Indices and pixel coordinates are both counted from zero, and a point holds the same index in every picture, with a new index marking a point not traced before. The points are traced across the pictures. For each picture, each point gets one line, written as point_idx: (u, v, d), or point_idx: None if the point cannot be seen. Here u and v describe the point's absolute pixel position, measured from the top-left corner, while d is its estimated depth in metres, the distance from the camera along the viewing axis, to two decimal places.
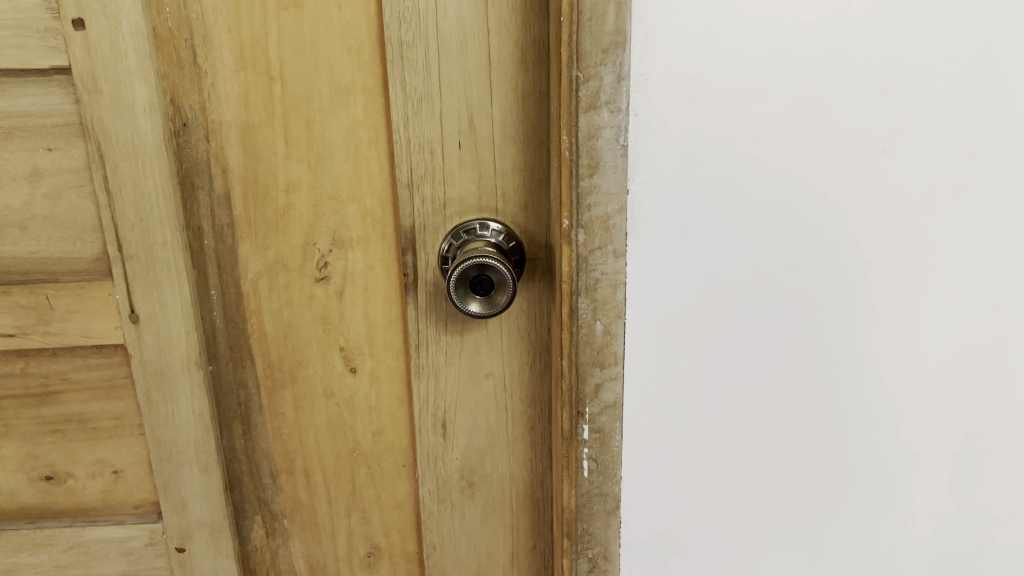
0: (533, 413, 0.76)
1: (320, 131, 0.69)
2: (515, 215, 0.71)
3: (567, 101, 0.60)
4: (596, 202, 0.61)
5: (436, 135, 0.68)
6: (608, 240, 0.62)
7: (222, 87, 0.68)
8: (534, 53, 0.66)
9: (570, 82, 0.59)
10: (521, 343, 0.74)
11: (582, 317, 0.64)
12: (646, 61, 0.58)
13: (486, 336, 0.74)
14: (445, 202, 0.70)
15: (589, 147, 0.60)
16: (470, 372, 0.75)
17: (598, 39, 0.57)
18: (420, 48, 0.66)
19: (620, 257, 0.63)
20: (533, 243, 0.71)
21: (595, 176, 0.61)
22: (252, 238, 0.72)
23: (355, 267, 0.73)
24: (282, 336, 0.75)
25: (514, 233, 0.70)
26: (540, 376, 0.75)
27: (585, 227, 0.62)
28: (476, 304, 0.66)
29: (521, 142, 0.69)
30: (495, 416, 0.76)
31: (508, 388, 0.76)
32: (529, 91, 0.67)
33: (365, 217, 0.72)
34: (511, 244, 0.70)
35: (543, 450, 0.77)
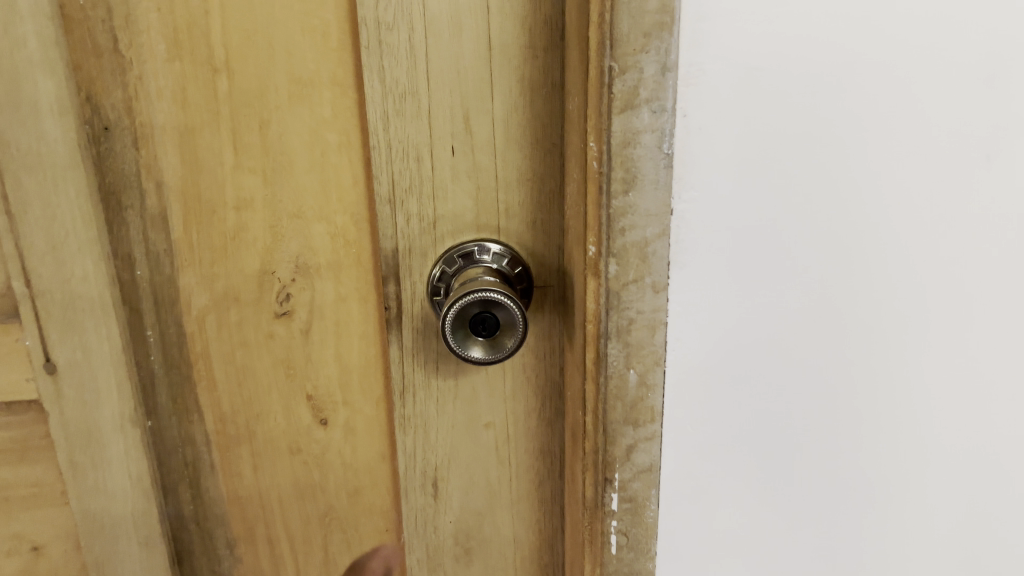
0: (541, 466, 0.64)
1: (277, 134, 0.56)
2: (522, 235, 0.58)
3: (594, 98, 0.47)
4: (631, 225, 0.49)
5: (424, 139, 0.55)
6: (645, 272, 0.50)
7: (151, 81, 0.54)
8: (545, 36, 0.53)
9: (599, 74, 0.46)
10: (528, 386, 0.62)
11: (613, 366, 0.52)
12: (699, 47, 0.45)
13: (485, 379, 0.61)
14: (435, 220, 0.57)
15: (624, 156, 0.47)
16: (465, 422, 0.63)
17: (639, 18, 0.44)
18: (402, 30, 0.52)
19: (659, 293, 0.50)
20: (542, 268, 0.59)
21: (630, 194, 0.48)
22: (196, 267, 0.59)
23: (323, 299, 0.60)
24: (236, 384, 0.62)
25: (519, 256, 0.58)
26: (551, 423, 0.63)
27: (617, 256, 0.49)
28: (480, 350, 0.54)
29: (529, 147, 0.56)
30: (496, 471, 0.64)
31: (512, 439, 0.63)
32: (539, 83, 0.54)
33: (335, 239, 0.59)
34: (517, 269, 0.57)
35: (552, 510, 0.66)
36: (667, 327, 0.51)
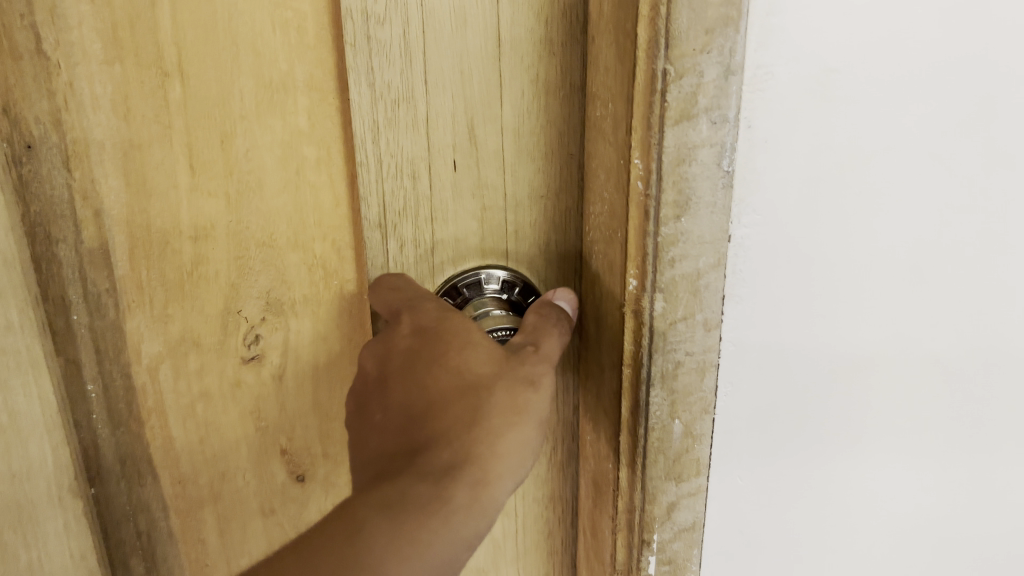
0: (551, 515, 0.57)
1: (242, 149, 0.46)
2: (533, 259, 0.50)
3: (642, 106, 0.37)
4: (683, 254, 0.40)
5: (421, 152, 0.47)
6: (696, 308, 0.42)
7: (86, 88, 0.44)
8: (564, 30, 0.45)
9: (649, 80, 0.37)
10: None
11: (656, 417, 0.44)
12: (768, 47, 0.37)
13: None
14: (434, 245, 0.49)
15: (677, 176, 0.38)
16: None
17: (701, 10, 0.36)
18: (396, 25, 0.44)
19: (710, 330, 0.42)
20: (557, 296, 0.51)
21: (683, 219, 0.39)
22: (145, 308, 0.49)
23: (299, 339, 0.51)
24: (197, 439, 0.53)
25: (531, 284, 0.50)
26: (563, 467, 0.56)
27: (664, 290, 0.41)
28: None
29: (543, 158, 0.48)
30: (501, 526, 0.56)
31: (519, 489, 0.55)
32: (556, 85, 0.47)
33: (313, 269, 0.50)
34: (530, 299, 0.50)
35: (563, 560, 0.59)
36: (717, 368, 0.44)
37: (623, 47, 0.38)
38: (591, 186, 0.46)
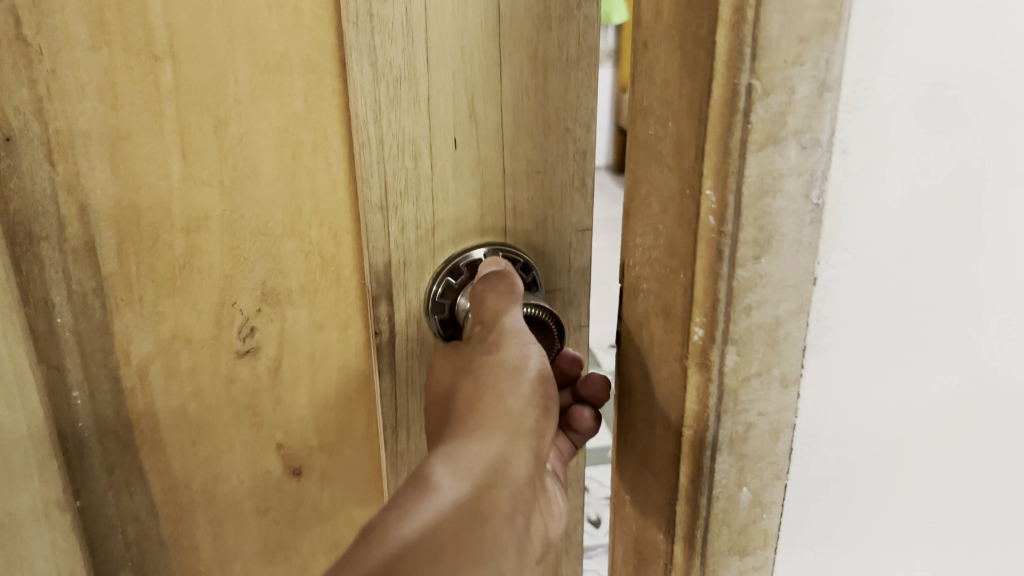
0: None
1: (237, 135, 0.45)
2: (530, 234, 0.50)
3: (718, 127, 0.31)
4: (760, 301, 0.35)
5: (421, 131, 0.46)
6: (772, 361, 0.36)
7: (69, 75, 0.42)
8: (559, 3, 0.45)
9: (730, 96, 0.31)
10: None
11: (721, 488, 0.38)
12: (875, 58, 0.32)
13: None
14: (433, 225, 0.48)
15: (758, 210, 0.33)
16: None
17: (795, 15, 0.30)
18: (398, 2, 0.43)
19: (787, 387, 0.37)
20: (554, 272, 0.52)
21: (762, 260, 0.34)
22: (135, 307, 0.47)
23: (295, 330, 0.50)
24: (188, 442, 0.51)
25: (530, 262, 0.50)
26: None
27: (736, 342, 0.35)
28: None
29: (540, 133, 0.48)
30: None
31: None
32: (552, 59, 0.47)
33: (309, 257, 0.48)
34: (529, 277, 0.50)
35: None
36: (793, 430, 0.39)
37: (686, 60, 0.32)
38: (625, 239, 0.39)
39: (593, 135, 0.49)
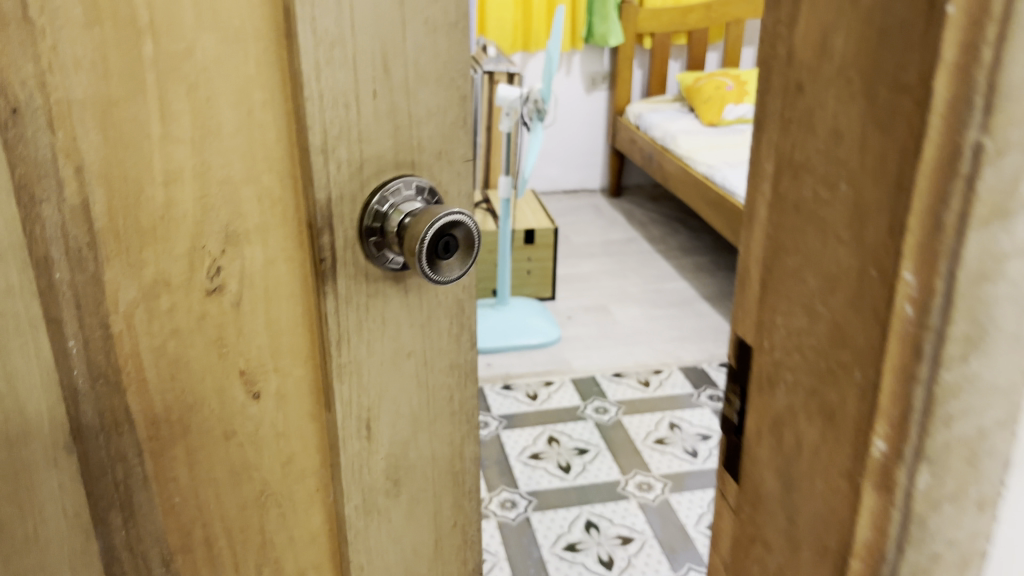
0: (451, 381, 0.70)
1: (206, 96, 0.53)
2: (432, 166, 0.63)
3: (925, 195, 0.27)
4: (966, 409, 0.29)
5: (350, 84, 0.57)
6: (973, 481, 0.30)
7: (68, 50, 0.48)
8: None
9: (949, 154, 0.26)
10: (442, 307, 0.67)
11: None
12: None
13: (406, 310, 0.65)
14: (362, 161, 0.59)
15: (977, 300, 0.27)
16: (391, 355, 0.66)
17: None
18: None
19: (984, 510, 0.31)
20: (449, 195, 0.65)
21: (976, 360, 0.28)
22: (122, 257, 0.53)
23: (253, 266, 0.59)
24: (168, 377, 0.58)
25: (433, 187, 0.63)
26: (459, 339, 0.69)
27: (933, 458, 0.30)
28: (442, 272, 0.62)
29: (434, 81, 0.61)
30: (416, 398, 0.69)
31: (430, 362, 0.68)
32: (441, 23, 0.59)
33: (263, 199, 0.57)
34: (434, 199, 0.63)
35: (461, 417, 0.72)
36: (983, 562, 0.32)
37: (871, 109, 0.29)
38: (768, 300, 0.37)
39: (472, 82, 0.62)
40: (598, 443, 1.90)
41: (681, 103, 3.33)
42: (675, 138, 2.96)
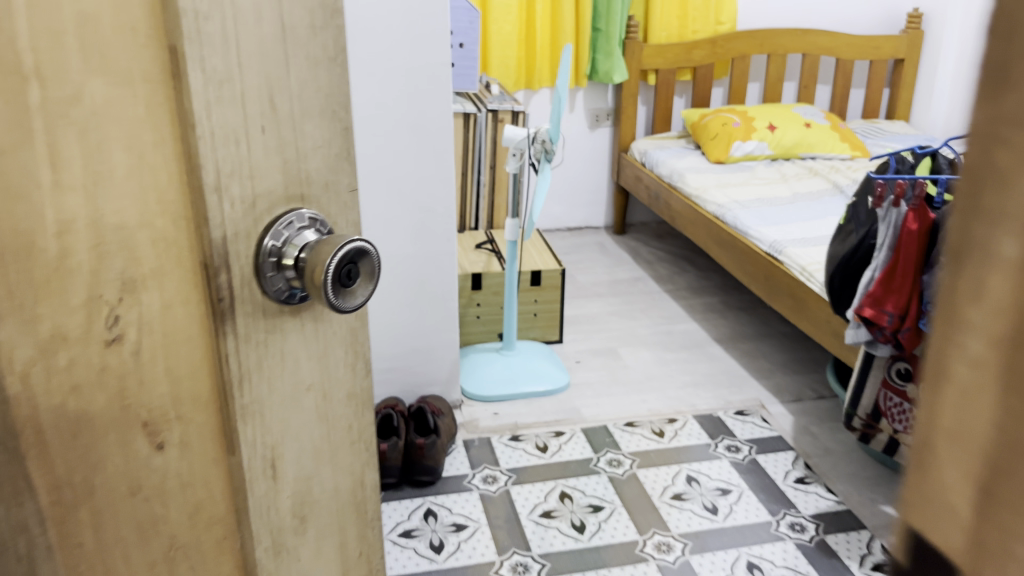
0: (349, 409, 0.72)
1: (98, 143, 0.53)
2: (320, 198, 0.64)
3: None
4: None
5: (240, 123, 0.57)
6: None
7: None
8: (320, 13, 0.59)
9: None
10: (337, 336, 0.68)
11: None
12: None
13: (305, 344, 0.66)
14: (255, 198, 0.59)
15: None
16: (291, 391, 0.66)
17: None
18: (217, 19, 0.53)
19: None
20: (338, 225, 0.66)
21: None
22: (15, 314, 0.53)
23: (151, 313, 0.59)
24: (71, 435, 0.58)
25: (323, 220, 0.63)
26: (353, 366, 0.71)
27: None
28: (355, 301, 0.63)
29: (318, 114, 0.62)
30: (317, 431, 0.70)
31: (326, 393, 0.69)
32: (321, 58, 0.60)
33: (159, 244, 0.58)
34: (326, 229, 0.63)
35: (360, 445, 0.75)
36: None
37: None
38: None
39: (353, 114, 0.64)
40: (614, 501, 2.50)
41: (686, 164, 4.44)
42: (754, 228, 3.30)
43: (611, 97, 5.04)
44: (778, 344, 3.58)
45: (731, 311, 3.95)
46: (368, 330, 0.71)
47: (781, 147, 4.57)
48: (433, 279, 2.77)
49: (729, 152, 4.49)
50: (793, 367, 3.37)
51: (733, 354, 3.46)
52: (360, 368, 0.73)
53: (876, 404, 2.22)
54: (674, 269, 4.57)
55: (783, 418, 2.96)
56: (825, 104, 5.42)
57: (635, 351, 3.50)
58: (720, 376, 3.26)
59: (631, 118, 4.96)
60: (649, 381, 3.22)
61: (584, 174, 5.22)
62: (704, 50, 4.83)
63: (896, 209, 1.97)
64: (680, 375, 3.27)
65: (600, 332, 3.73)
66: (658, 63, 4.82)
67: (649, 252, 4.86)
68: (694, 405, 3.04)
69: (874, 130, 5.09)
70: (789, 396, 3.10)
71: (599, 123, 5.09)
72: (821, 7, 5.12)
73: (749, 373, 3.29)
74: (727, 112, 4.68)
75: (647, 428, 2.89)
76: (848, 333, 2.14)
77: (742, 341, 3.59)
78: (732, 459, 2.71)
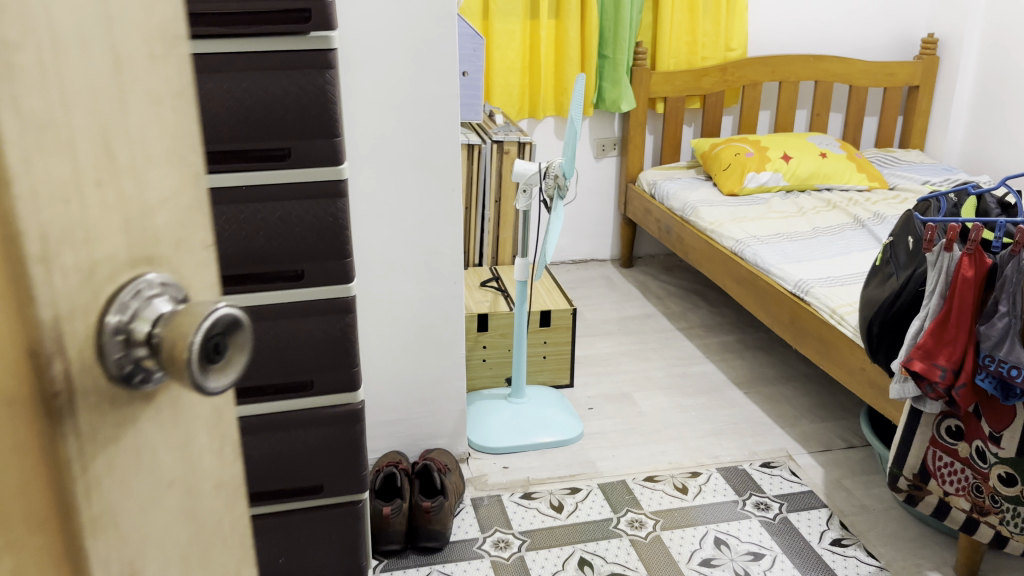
0: (219, 506, 0.57)
1: None
2: (170, 261, 0.49)
3: None
4: None
5: (70, 173, 0.42)
6: None
7: None
8: (161, 42, 0.47)
9: None
10: (200, 418, 0.54)
11: None
12: None
13: (160, 439, 0.50)
14: (90, 264, 0.44)
15: None
16: (150, 502, 0.50)
17: None
18: (33, 47, 0.39)
19: None
20: (194, 294, 0.52)
21: None
22: None
23: None
24: None
25: (173, 280, 0.49)
26: (221, 455, 0.57)
27: None
28: (231, 383, 0.50)
29: (165, 158, 0.48)
30: (185, 545, 0.54)
31: (191, 495, 0.54)
32: (165, 95, 0.48)
33: None
34: (178, 291, 0.49)
35: (235, 545, 0.60)
36: None
37: None
38: None
39: (204, 161, 0.51)
40: (636, 568, 2.36)
41: (701, 193, 4.34)
42: (778, 266, 3.29)
43: (618, 126, 4.92)
44: (799, 388, 3.44)
45: (748, 351, 3.80)
46: (234, 408, 0.57)
47: (795, 177, 4.43)
48: (438, 325, 2.62)
49: (742, 183, 4.35)
50: (815, 413, 3.23)
51: (754, 400, 3.35)
52: (227, 460, 0.58)
53: (924, 464, 2.19)
54: (687, 304, 4.42)
55: (812, 469, 2.87)
56: (837, 131, 5.29)
57: (651, 396, 3.38)
58: (742, 424, 3.16)
59: (639, 149, 4.84)
60: (666, 430, 3.10)
61: (592, 206, 5.09)
62: (714, 78, 4.73)
63: (948, 254, 1.98)
64: (700, 424, 3.15)
65: (613, 375, 3.57)
66: (666, 91, 4.71)
67: (658, 286, 4.72)
68: (717, 456, 2.94)
69: (889, 158, 4.96)
70: (816, 446, 3.01)
71: (605, 152, 4.96)
72: (833, 33, 5.00)
73: (772, 421, 3.18)
74: (739, 141, 4.55)
75: (668, 482, 2.77)
76: (895, 388, 2.13)
77: (763, 384, 3.48)
78: (761, 518, 2.60)
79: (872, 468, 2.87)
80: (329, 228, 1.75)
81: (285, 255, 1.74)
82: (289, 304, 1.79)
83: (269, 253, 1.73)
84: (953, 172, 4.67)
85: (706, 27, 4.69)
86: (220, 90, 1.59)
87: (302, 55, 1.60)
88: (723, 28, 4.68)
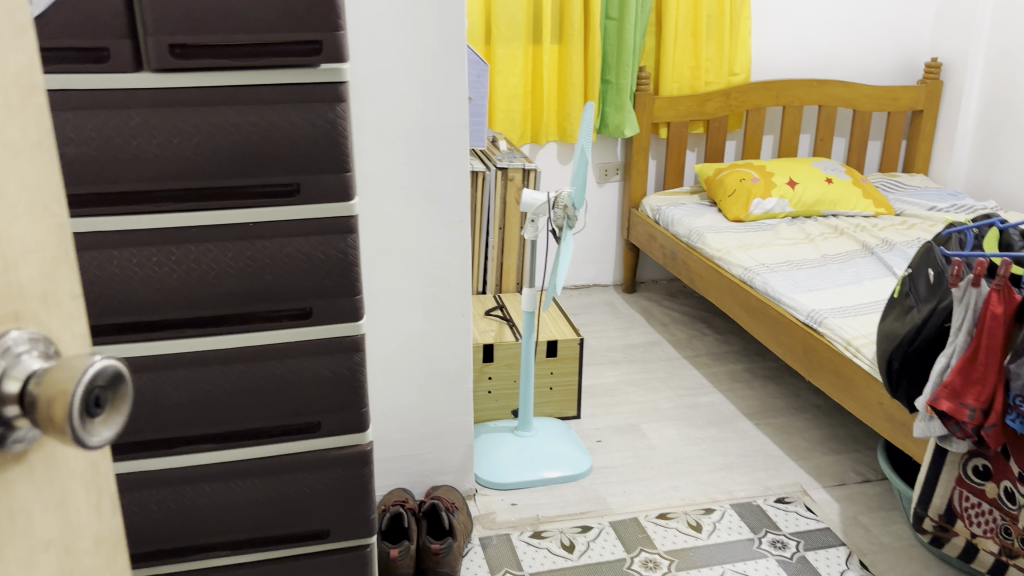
0: (92, 526, 0.71)
1: None
2: (32, 311, 0.63)
3: None
4: None
5: None
6: None
7: None
8: (13, 96, 0.60)
9: None
10: (71, 462, 0.68)
11: None
12: None
13: (37, 482, 0.64)
14: None
15: None
16: (31, 535, 0.63)
17: None
18: None
19: None
20: (61, 336, 0.66)
21: None
22: None
23: None
24: None
25: (42, 341, 0.63)
26: (92, 484, 0.70)
27: None
28: (114, 432, 0.63)
29: (22, 217, 0.62)
30: (62, 559, 0.67)
31: (67, 518, 0.67)
32: (19, 148, 0.61)
33: None
34: (46, 350, 0.63)
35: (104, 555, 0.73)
36: None
37: None
38: None
39: (62, 208, 0.65)
40: None
41: (706, 220, 4.29)
42: (789, 295, 3.24)
43: (620, 151, 4.87)
44: (811, 420, 3.37)
45: (757, 380, 3.73)
46: (104, 459, 0.72)
47: (801, 204, 4.38)
48: (445, 359, 2.55)
49: (748, 210, 4.29)
50: (827, 446, 3.16)
51: (766, 432, 3.28)
52: (104, 507, 0.73)
53: (950, 505, 2.13)
54: (692, 332, 4.35)
55: (827, 505, 2.80)
56: (841, 156, 5.24)
57: (660, 428, 3.31)
58: (754, 457, 3.09)
59: (642, 174, 4.79)
60: (677, 464, 3.03)
61: (595, 231, 5.02)
62: (718, 103, 4.68)
63: (976, 290, 1.94)
64: (712, 457, 3.08)
65: (621, 406, 3.49)
66: (670, 116, 4.66)
67: (663, 313, 4.66)
68: (730, 491, 2.86)
69: (894, 184, 4.91)
70: (831, 480, 2.94)
71: (607, 177, 4.91)
72: (836, 58, 4.97)
73: (785, 454, 3.11)
74: (744, 167, 4.49)
75: (682, 520, 2.70)
76: (919, 426, 2.08)
77: (774, 415, 3.41)
78: (778, 557, 2.53)
79: (890, 504, 2.79)
80: (338, 264, 1.67)
81: (291, 293, 1.66)
82: (295, 344, 1.70)
83: (275, 291, 1.65)
84: (959, 197, 4.62)
85: (710, 52, 4.65)
86: (226, 123, 1.53)
87: (311, 87, 1.55)
88: (726, 53, 4.64)
